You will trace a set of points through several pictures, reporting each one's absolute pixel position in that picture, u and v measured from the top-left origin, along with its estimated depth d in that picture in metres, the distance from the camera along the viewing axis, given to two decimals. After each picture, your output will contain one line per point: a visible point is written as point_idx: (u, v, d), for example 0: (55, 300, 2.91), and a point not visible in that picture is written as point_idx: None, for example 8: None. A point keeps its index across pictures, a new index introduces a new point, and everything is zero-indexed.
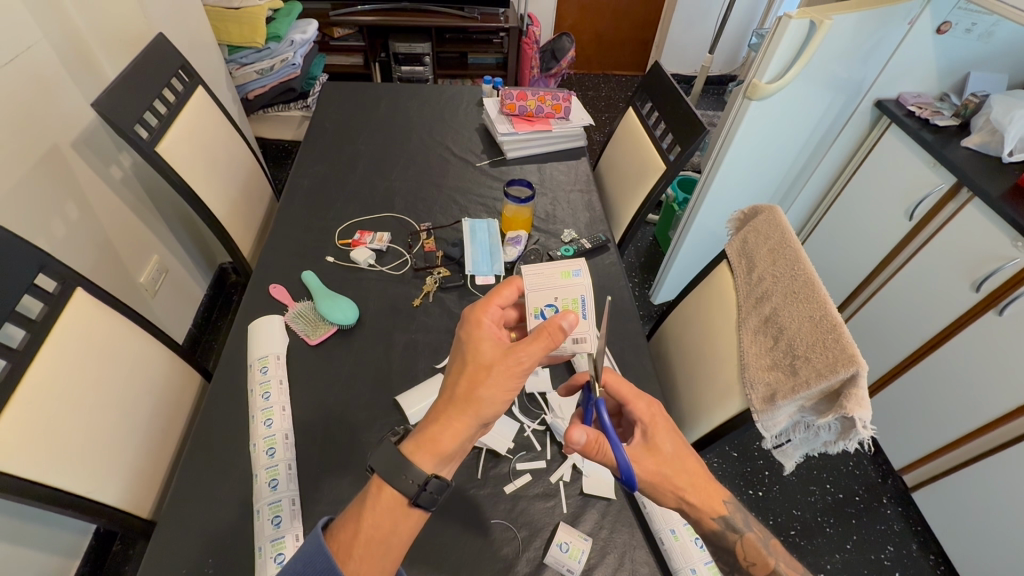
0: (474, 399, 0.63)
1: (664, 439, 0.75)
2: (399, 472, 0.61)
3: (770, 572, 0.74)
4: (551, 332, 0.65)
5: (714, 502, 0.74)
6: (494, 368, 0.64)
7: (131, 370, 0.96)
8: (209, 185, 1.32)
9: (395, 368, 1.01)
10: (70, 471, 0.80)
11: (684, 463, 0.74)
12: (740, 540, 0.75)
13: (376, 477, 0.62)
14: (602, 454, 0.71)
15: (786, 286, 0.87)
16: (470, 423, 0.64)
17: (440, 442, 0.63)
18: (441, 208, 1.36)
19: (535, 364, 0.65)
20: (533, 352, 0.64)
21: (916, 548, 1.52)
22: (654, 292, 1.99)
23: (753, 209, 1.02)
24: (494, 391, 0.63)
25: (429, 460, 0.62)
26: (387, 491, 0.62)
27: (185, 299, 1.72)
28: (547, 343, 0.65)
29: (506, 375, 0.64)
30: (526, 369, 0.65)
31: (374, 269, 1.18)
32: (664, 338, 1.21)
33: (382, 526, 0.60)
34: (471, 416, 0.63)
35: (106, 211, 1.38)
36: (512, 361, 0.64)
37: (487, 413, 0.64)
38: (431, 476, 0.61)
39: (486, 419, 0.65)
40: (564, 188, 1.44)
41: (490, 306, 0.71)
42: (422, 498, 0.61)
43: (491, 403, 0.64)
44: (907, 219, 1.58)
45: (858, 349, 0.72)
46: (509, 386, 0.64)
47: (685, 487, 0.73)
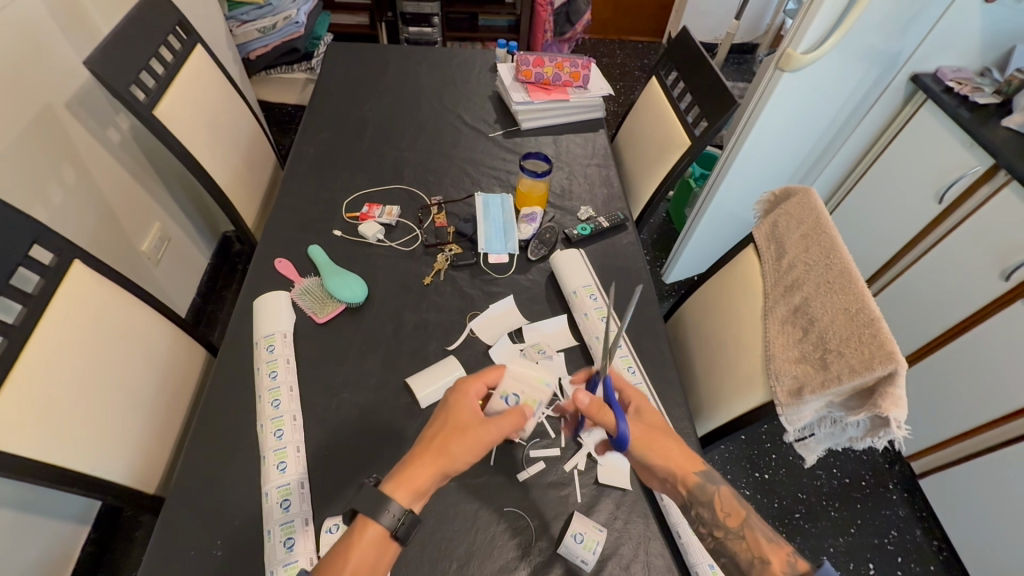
0: (448, 451, 0.65)
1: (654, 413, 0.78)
2: (381, 505, 0.61)
3: None
4: (522, 414, 0.69)
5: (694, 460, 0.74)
6: (466, 432, 0.66)
7: (134, 346, 0.93)
8: (211, 152, 1.26)
9: (405, 349, 0.97)
10: (75, 451, 0.78)
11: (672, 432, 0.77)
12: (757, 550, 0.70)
13: (361, 513, 0.62)
14: (602, 418, 0.73)
15: (820, 276, 0.82)
16: (440, 472, 0.65)
17: (415, 479, 0.64)
18: (453, 181, 1.30)
19: (503, 437, 0.68)
20: (504, 427, 0.67)
21: (920, 534, 1.52)
22: (667, 271, 1.94)
23: (785, 191, 0.96)
24: (466, 449, 0.66)
25: (406, 495, 0.63)
26: (371, 529, 0.61)
27: (188, 268, 1.68)
28: (518, 424, 0.69)
29: (476, 441, 0.66)
30: (494, 441, 0.67)
31: (383, 244, 1.13)
32: (681, 322, 1.17)
33: (367, 558, 0.61)
34: (442, 466, 0.65)
35: (104, 177, 1.33)
36: (485, 430, 0.67)
37: (454, 469, 0.66)
38: (407, 509, 0.62)
39: (451, 474, 0.67)
40: (581, 162, 1.37)
41: (472, 382, 0.71)
42: (401, 531, 0.61)
43: (460, 459, 0.66)
44: (936, 202, 1.51)
45: (897, 346, 0.69)
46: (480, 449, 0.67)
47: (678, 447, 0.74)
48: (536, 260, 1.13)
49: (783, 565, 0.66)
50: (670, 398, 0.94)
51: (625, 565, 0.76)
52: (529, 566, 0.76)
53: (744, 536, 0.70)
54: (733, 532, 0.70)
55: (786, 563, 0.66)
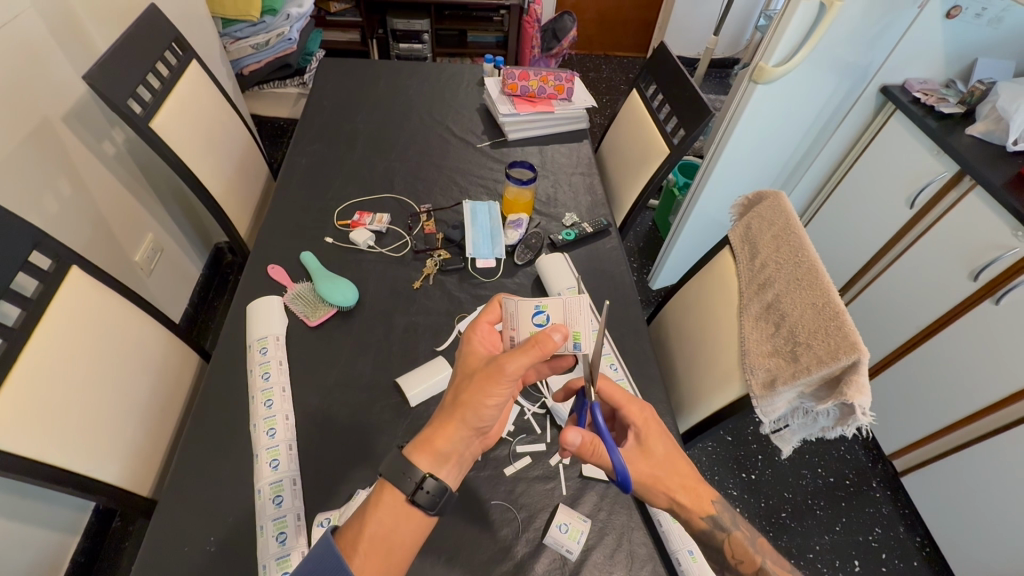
0: (462, 404, 0.66)
1: (657, 441, 0.77)
2: (402, 473, 0.64)
3: (757, 569, 0.76)
4: (541, 343, 0.65)
5: (703, 502, 0.76)
6: (477, 377, 0.66)
7: (127, 350, 0.95)
8: (205, 163, 1.29)
9: (394, 351, 1.00)
10: (69, 451, 0.80)
11: (677, 465, 0.76)
12: (728, 538, 0.77)
13: (382, 480, 0.65)
14: (596, 456, 0.72)
15: (789, 273, 0.87)
16: (462, 429, 0.66)
17: (436, 442, 0.66)
18: (441, 189, 1.34)
19: (523, 372, 0.65)
20: (519, 361, 0.64)
21: (903, 531, 1.56)
22: (653, 277, 1.99)
23: (758, 195, 1.01)
24: (480, 395, 0.65)
25: (426, 458, 0.65)
26: (391, 492, 0.64)
27: (180, 279, 1.70)
28: (535, 353, 0.65)
29: (489, 382, 0.65)
30: (512, 378, 0.65)
31: (373, 250, 1.17)
32: (663, 324, 1.21)
33: (386, 524, 0.63)
34: (461, 421, 0.66)
35: (99, 189, 1.36)
36: (496, 369, 0.65)
37: (476, 420, 0.66)
38: (428, 475, 0.64)
39: (477, 425, 0.66)
40: (566, 170, 1.42)
41: (478, 324, 0.75)
42: (420, 497, 0.63)
43: (478, 410, 0.65)
44: (908, 207, 1.57)
45: (860, 337, 0.73)
46: (493, 392, 0.65)
47: (679, 488, 0.75)
48: (523, 264, 1.16)
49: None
50: (651, 395, 0.97)
51: (609, 554, 0.79)
52: (516, 557, 0.78)
53: None
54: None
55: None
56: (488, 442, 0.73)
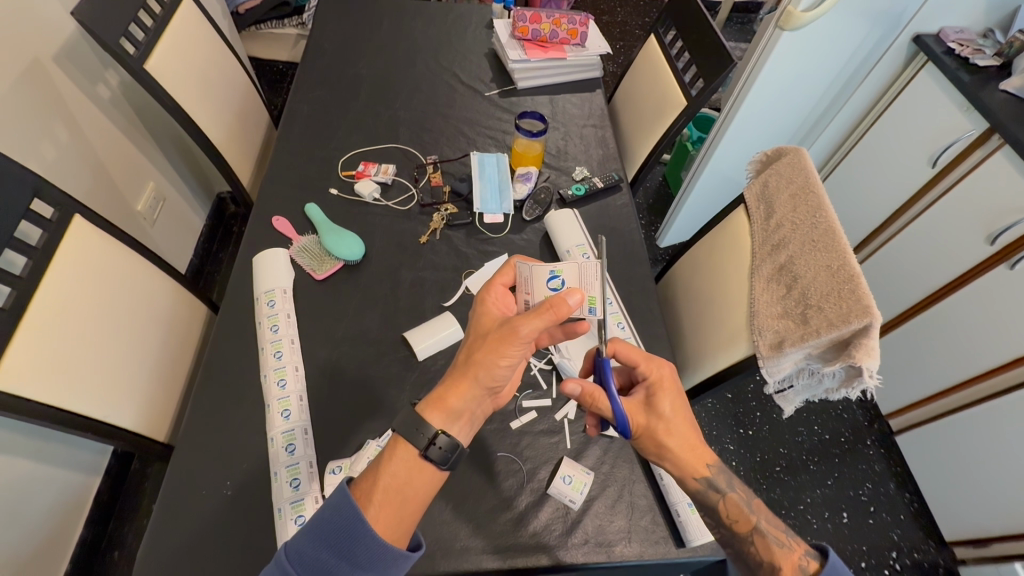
0: (475, 363, 0.66)
1: (665, 400, 0.77)
2: (415, 429, 0.65)
3: (752, 529, 0.73)
4: (555, 307, 0.65)
5: (700, 462, 0.75)
6: (490, 338, 0.66)
7: (137, 301, 0.95)
8: (204, 108, 1.25)
9: (402, 306, 1.00)
10: (85, 398, 0.82)
11: (681, 425, 0.76)
12: (723, 500, 0.74)
13: (395, 434, 0.66)
14: (596, 406, 0.74)
15: (805, 235, 0.85)
16: (475, 388, 0.67)
17: (448, 399, 0.67)
18: (448, 140, 1.29)
19: (537, 335, 0.66)
20: (534, 325, 0.65)
21: (893, 487, 1.61)
22: (661, 236, 1.97)
23: (777, 151, 0.97)
24: (494, 356, 0.65)
25: (437, 416, 0.66)
26: (404, 445, 0.66)
27: (184, 228, 1.68)
28: (548, 318, 0.65)
29: (503, 344, 0.65)
30: (526, 340, 0.65)
31: (379, 203, 1.14)
32: (670, 283, 1.20)
33: (399, 476, 0.64)
34: (474, 380, 0.66)
35: (96, 135, 1.33)
36: (510, 330, 0.65)
37: (490, 379, 0.67)
38: (441, 432, 0.65)
39: (490, 384, 0.67)
40: (577, 122, 1.37)
41: (493, 285, 0.74)
42: (432, 453, 0.64)
43: (491, 370, 0.66)
44: (930, 166, 1.51)
45: (873, 300, 0.72)
46: (506, 353, 0.66)
47: (678, 445, 0.75)
48: (531, 220, 1.14)
49: (793, 571, 0.66)
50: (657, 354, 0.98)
51: (610, 504, 0.82)
52: (519, 506, 0.81)
53: (754, 542, 0.72)
54: (741, 537, 0.73)
55: (797, 567, 0.66)
56: (499, 402, 0.75)
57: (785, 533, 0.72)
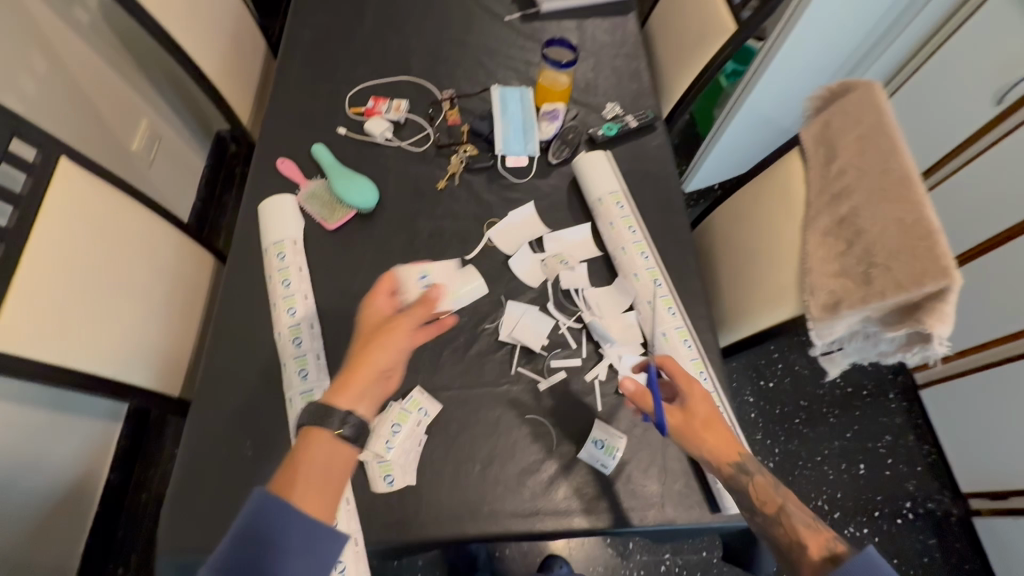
0: (366, 351, 0.65)
1: (702, 404, 0.73)
2: (322, 414, 0.60)
3: (779, 510, 0.65)
4: (432, 299, 0.70)
5: (732, 448, 0.71)
6: (381, 329, 0.67)
7: (139, 252, 0.89)
8: (193, 35, 1.13)
9: (420, 259, 0.93)
10: (92, 356, 0.78)
11: (718, 428, 0.72)
12: (751, 482, 0.68)
13: (306, 426, 0.60)
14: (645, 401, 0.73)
15: (872, 184, 0.75)
16: (371, 372, 0.64)
17: (350, 383, 0.63)
18: (466, 72, 1.17)
19: (420, 324, 0.68)
20: (417, 313, 0.68)
21: (913, 439, 1.60)
22: (687, 180, 1.86)
23: (844, 86, 0.85)
24: (392, 339, 0.66)
25: (344, 397, 0.62)
26: (320, 436, 0.60)
27: (185, 169, 1.59)
28: (425, 309, 0.69)
29: (391, 332, 0.66)
30: (410, 328, 0.67)
31: (392, 144, 1.04)
32: (705, 234, 1.11)
33: (319, 465, 0.58)
34: (369, 366, 0.64)
35: (78, 66, 1.21)
36: (399, 321, 0.67)
37: (377, 365, 0.64)
38: (350, 413, 0.60)
39: (379, 373, 0.64)
40: (608, 51, 1.22)
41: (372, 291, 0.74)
42: (347, 429, 0.60)
43: (382, 356, 0.65)
44: (994, 104, 1.35)
45: (953, 261, 0.65)
46: (391, 340, 0.66)
47: (716, 445, 0.71)
48: (558, 164, 1.04)
49: (818, 550, 0.60)
50: (695, 312, 0.91)
51: (643, 469, 0.78)
52: (549, 469, 0.78)
53: (780, 523, 0.64)
54: (767, 517, 0.66)
55: (823, 547, 0.60)
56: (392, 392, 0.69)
57: (814, 519, 0.64)
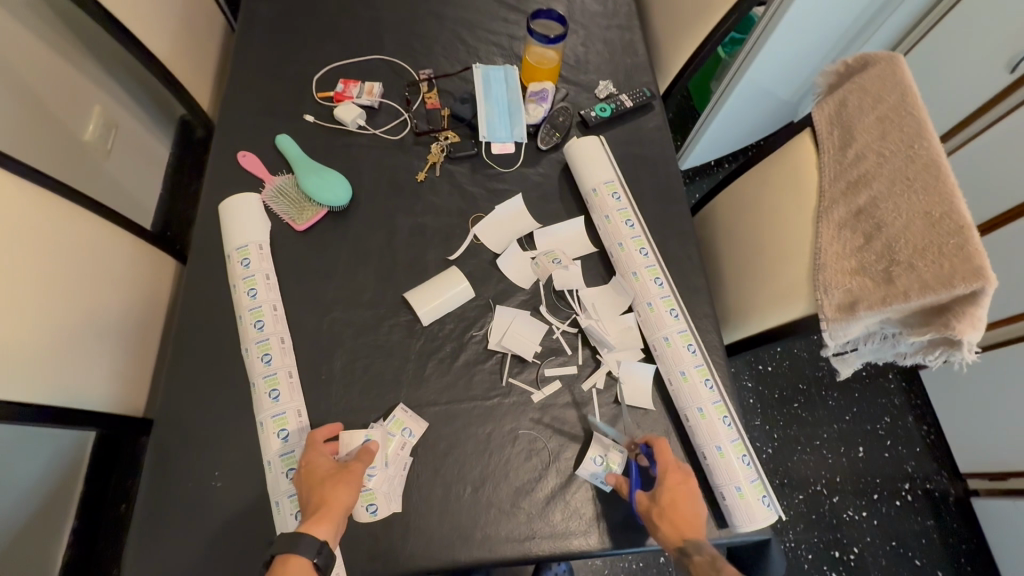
0: (324, 501, 0.61)
1: (685, 498, 0.66)
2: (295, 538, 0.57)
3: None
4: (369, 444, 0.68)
5: (682, 530, 0.64)
6: (329, 477, 0.63)
7: (86, 262, 0.80)
8: (137, 11, 1.01)
9: (400, 260, 0.85)
10: (38, 383, 0.70)
11: (690, 525, 0.65)
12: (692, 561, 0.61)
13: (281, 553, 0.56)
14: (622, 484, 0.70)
15: (895, 170, 0.68)
16: (337, 517, 0.60)
17: (319, 525, 0.59)
18: (444, 48, 1.06)
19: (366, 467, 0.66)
20: (365, 457, 0.66)
21: (912, 420, 1.58)
22: (682, 157, 1.77)
23: (861, 60, 0.77)
24: (352, 481, 0.64)
25: (324, 527, 0.59)
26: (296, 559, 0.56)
27: (147, 159, 1.47)
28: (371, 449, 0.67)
29: (345, 478, 0.63)
30: (359, 474, 0.65)
31: (365, 132, 0.95)
32: (706, 221, 1.04)
33: None
34: (333, 512, 0.60)
35: (13, 49, 1.09)
36: (346, 466, 0.65)
37: (342, 508, 0.61)
38: (326, 541, 0.58)
39: (341, 519, 0.61)
40: (599, 22, 1.12)
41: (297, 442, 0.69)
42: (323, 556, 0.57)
43: (343, 503, 0.61)
44: (1008, 72, 1.28)
45: (986, 259, 0.59)
46: (350, 485, 0.63)
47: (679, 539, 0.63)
48: (547, 150, 0.95)
49: None
50: (697, 310, 0.85)
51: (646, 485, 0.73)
52: (546, 489, 0.72)
53: None
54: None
55: None
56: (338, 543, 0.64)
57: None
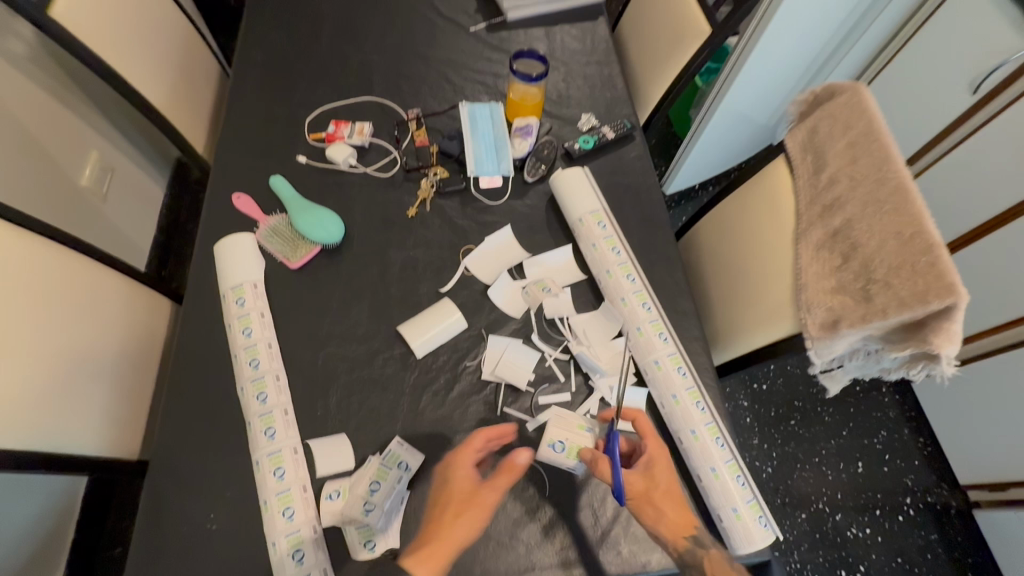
0: (444, 532, 0.61)
1: (664, 473, 0.70)
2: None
3: None
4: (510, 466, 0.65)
5: (686, 522, 0.67)
6: (461, 505, 0.63)
7: (79, 309, 0.81)
8: (135, 64, 1.05)
9: (393, 294, 0.87)
10: (33, 431, 0.70)
11: (676, 500, 0.68)
12: (706, 555, 0.65)
13: None
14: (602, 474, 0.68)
15: (867, 193, 0.71)
16: (452, 551, 0.60)
17: (428, 562, 0.59)
18: (431, 88, 1.11)
19: (498, 495, 0.65)
20: (496, 487, 0.64)
21: (908, 433, 1.58)
22: (667, 182, 1.82)
23: (828, 89, 0.81)
24: (476, 511, 0.63)
25: (428, 572, 0.58)
26: None
27: (142, 202, 1.50)
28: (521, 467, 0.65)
29: (474, 509, 0.63)
30: (488, 506, 0.63)
31: (357, 170, 0.98)
32: (692, 245, 1.06)
33: None
34: (447, 546, 0.60)
35: (13, 101, 1.12)
36: (477, 496, 0.64)
37: (459, 539, 0.61)
38: None
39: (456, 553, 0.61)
40: (579, 59, 1.17)
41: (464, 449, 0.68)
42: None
43: (459, 536, 0.61)
44: (970, 93, 1.34)
45: (958, 276, 0.61)
46: (473, 516, 0.62)
47: (674, 516, 0.67)
48: (534, 182, 0.99)
49: None
50: (687, 333, 0.86)
51: None
52: (545, 518, 0.72)
53: None
54: None
55: None
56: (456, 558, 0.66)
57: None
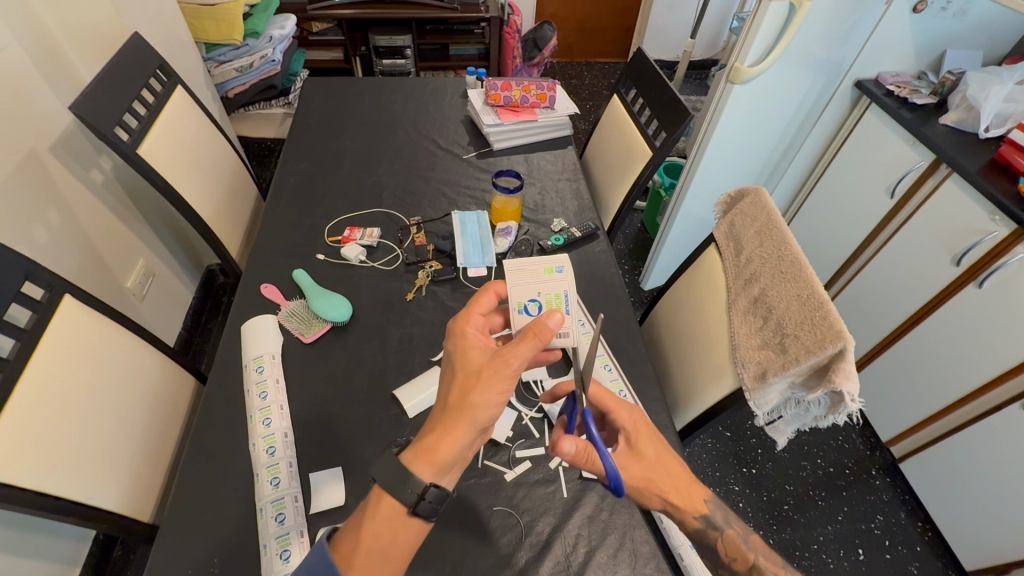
0: (466, 406, 0.61)
1: (648, 444, 0.74)
2: (399, 481, 0.59)
3: (750, 566, 0.75)
4: (539, 333, 0.63)
5: (695, 501, 0.74)
6: (483, 373, 0.62)
7: (120, 379, 0.94)
8: (194, 187, 1.31)
9: (391, 363, 1.01)
10: (72, 483, 0.80)
11: (670, 465, 0.74)
12: (721, 536, 0.75)
13: (378, 488, 0.60)
14: (590, 463, 0.69)
15: (774, 267, 0.88)
16: (467, 429, 0.61)
17: (439, 450, 0.61)
18: (430, 201, 1.35)
19: (525, 365, 0.63)
20: (522, 355, 0.62)
21: (904, 516, 1.57)
22: (644, 279, 2.01)
23: (740, 192, 1.03)
24: (484, 394, 0.61)
25: (428, 468, 0.60)
26: (387, 501, 0.60)
27: (174, 302, 1.70)
28: (534, 344, 0.62)
29: (496, 379, 0.62)
30: (515, 372, 0.62)
31: (365, 265, 1.18)
32: (655, 323, 1.22)
33: (382, 534, 0.59)
34: (467, 423, 0.61)
35: (87, 216, 1.37)
36: (500, 364, 0.62)
37: (483, 418, 0.62)
38: (431, 485, 0.59)
39: (483, 425, 0.62)
40: (552, 177, 1.44)
41: (471, 317, 0.69)
42: (422, 507, 0.59)
43: (486, 409, 0.61)
44: (889, 197, 1.59)
45: (845, 325, 0.75)
46: (497, 387, 0.61)
47: (672, 488, 0.73)
48: None
49: None
50: (648, 393, 0.98)
51: (611, 554, 0.79)
52: (520, 562, 0.78)
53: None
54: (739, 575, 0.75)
55: None
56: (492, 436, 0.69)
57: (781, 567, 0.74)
